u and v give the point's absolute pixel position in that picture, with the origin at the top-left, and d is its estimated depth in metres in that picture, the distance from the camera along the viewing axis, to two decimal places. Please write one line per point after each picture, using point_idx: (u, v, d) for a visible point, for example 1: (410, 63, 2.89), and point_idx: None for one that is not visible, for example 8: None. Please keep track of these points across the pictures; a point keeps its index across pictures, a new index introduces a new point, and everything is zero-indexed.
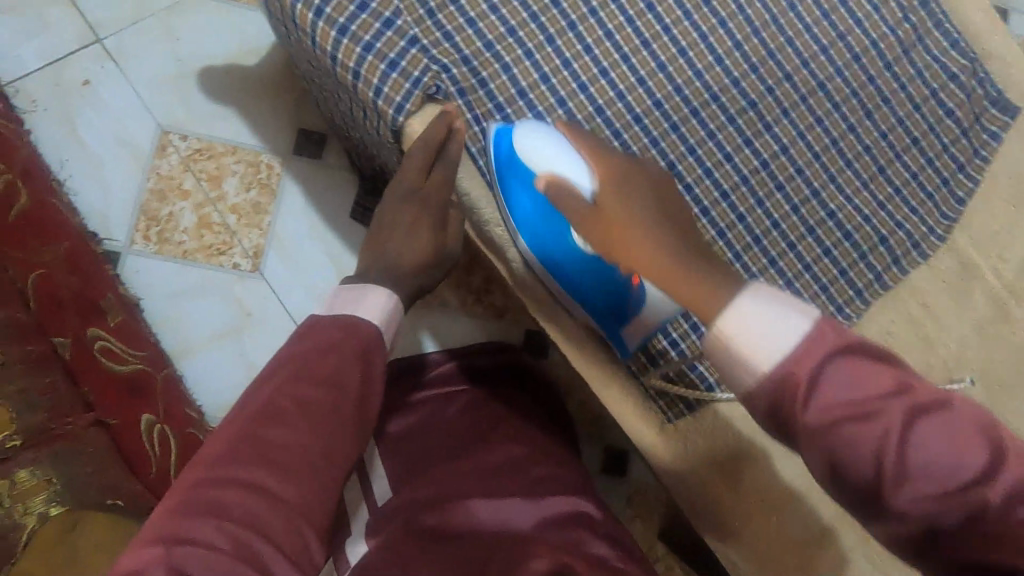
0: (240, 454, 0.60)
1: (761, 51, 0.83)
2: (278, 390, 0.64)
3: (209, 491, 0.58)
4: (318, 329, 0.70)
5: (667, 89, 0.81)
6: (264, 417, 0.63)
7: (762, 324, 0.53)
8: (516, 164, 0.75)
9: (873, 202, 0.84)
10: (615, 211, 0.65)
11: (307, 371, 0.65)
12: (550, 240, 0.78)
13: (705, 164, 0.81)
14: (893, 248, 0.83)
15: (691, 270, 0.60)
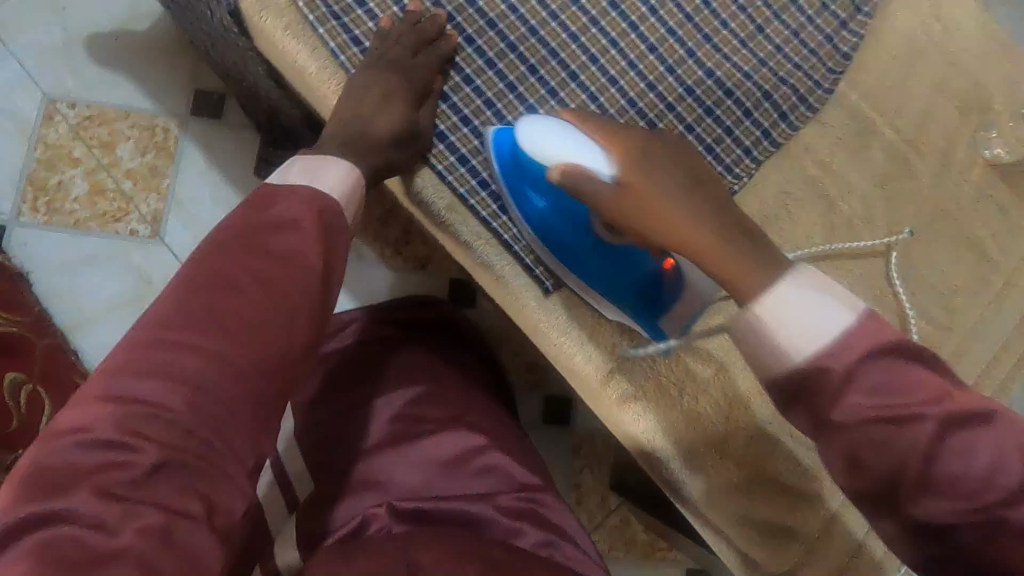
0: (143, 357, 0.51)
1: None
2: (225, 273, 0.56)
3: (149, 356, 0.51)
4: (256, 202, 0.60)
5: None
6: (165, 311, 0.54)
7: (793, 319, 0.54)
8: (524, 162, 0.68)
9: (753, 59, 0.80)
10: (661, 167, 0.63)
11: (273, 252, 0.57)
12: (570, 244, 0.70)
13: (570, 29, 0.76)
14: (779, 103, 0.79)
15: (724, 245, 0.59)
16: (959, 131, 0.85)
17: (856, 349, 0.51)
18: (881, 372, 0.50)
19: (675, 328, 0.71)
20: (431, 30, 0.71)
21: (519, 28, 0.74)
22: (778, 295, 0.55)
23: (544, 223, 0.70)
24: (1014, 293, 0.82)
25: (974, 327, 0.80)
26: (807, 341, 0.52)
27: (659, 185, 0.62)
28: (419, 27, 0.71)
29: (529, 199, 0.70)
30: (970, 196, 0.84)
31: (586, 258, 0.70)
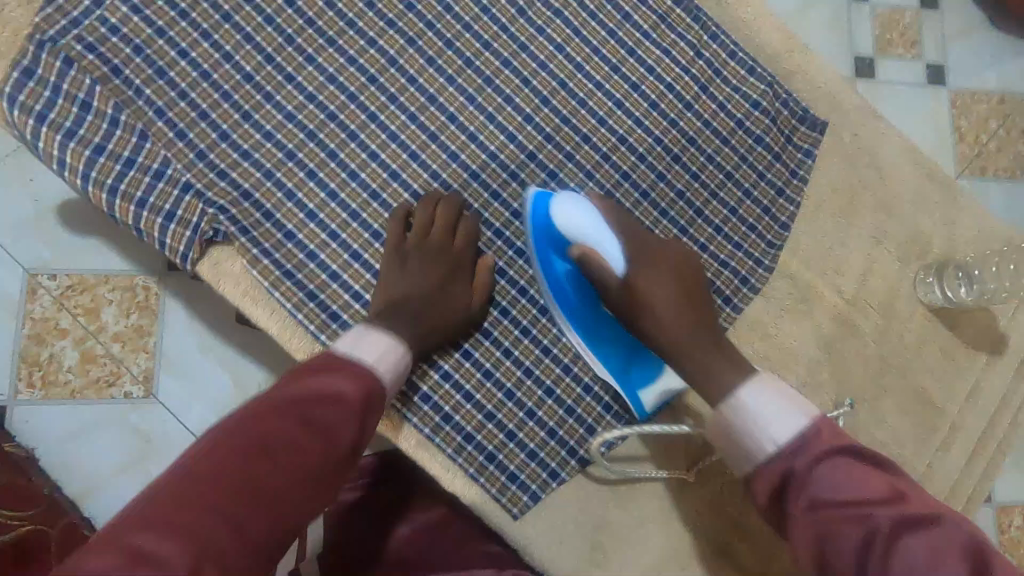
0: (183, 513, 0.51)
1: (554, 119, 0.83)
2: (262, 447, 0.57)
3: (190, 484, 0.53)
4: (301, 373, 0.63)
5: (464, 176, 0.80)
6: (197, 482, 0.53)
7: (761, 413, 0.65)
8: (555, 236, 0.76)
9: (695, 245, 0.84)
10: (658, 280, 0.75)
11: (310, 427, 0.60)
12: (576, 309, 0.78)
13: (515, 245, 0.80)
14: (722, 288, 0.84)
15: (709, 350, 0.72)
16: (898, 280, 0.89)
17: (808, 453, 0.62)
18: (834, 474, 0.60)
19: (653, 396, 0.79)
20: (449, 210, 0.77)
21: None
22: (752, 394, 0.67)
23: (555, 284, 0.78)
24: (959, 437, 0.86)
25: (922, 476, 0.85)
26: (768, 437, 0.64)
27: (656, 292, 0.75)
28: (437, 212, 0.76)
29: (547, 267, 0.77)
30: (914, 344, 0.88)
31: (583, 321, 0.78)
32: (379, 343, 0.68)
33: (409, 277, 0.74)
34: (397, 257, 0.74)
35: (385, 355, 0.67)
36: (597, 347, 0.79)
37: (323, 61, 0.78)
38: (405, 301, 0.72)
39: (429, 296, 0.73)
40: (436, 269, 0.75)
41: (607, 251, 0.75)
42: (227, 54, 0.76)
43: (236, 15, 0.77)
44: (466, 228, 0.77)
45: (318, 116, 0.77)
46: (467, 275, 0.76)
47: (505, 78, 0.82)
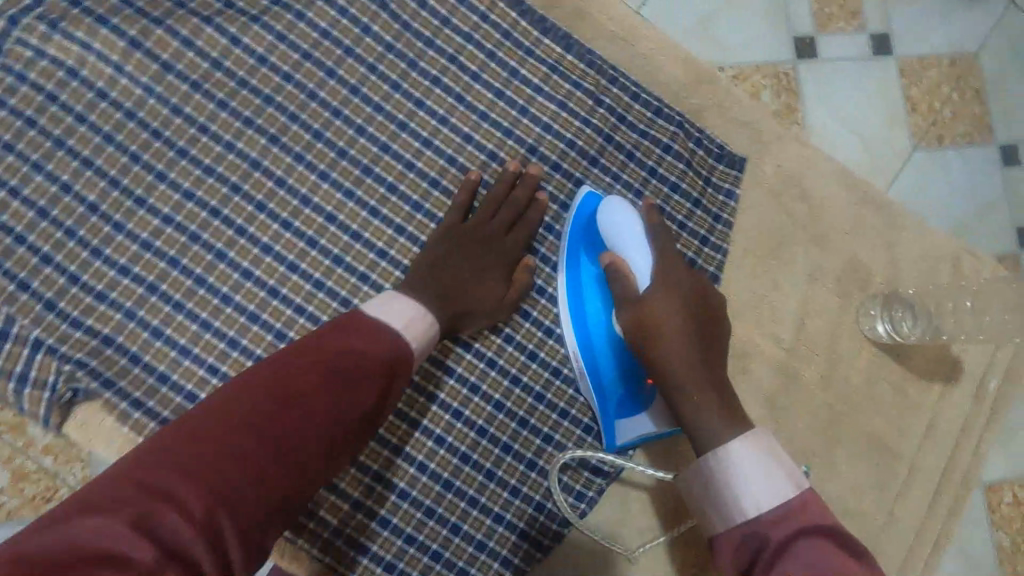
0: (173, 461, 0.49)
1: (446, 201, 0.75)
2: (278, 395, 0.54)
3: (196, 448, 0.50)
4: (332, 328, 0.59)
5: (352, 280, 0.72)
6: (224, 418, 0.52)
7: (744, 473, 0.60)
8: (592, 235, 0.75)
9: None
10: (705, 321, 0.69)
11: (332, 388, 0.55)
12: (591, 318, 0.73)
13: None
14: None
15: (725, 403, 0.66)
16: (841, 319, 0.83)
17: (784, 526, 0.56)
18: (809, 551, 0.53)
19: (628, 431, 0.73)
20: (523, 194, 0.75)
21: None
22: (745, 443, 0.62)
23: (578, 284, 0.74)
24: (918, 478, 0.82)
25: (884, 526, 0.80)
26: (750, 500, 0.59)
27: (688, 325, 0.68)
28: (512, 195, 0.75)
29: (575, 263, 0.75)
30: (864, 386, 0.82)
31: (594, 331, 0.73)
32: (404, 309, 0.63)
33: (460, 265, 0.71)
34: (488, 234, 0.73)
35: (411, 322, 0.63)
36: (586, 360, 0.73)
37: (176, 175, 0.70)
38: (434, 282, 0.68)
39: (467, 272, 0.71)
40: (486, 254, 0.72)
41: (638, 267, 0.71)
42: (66, 185, 0.68)
43: (71, 139, 0.69)
44: (531, 218, 0.75)
45: (179, 239, 0.70)
46: (507, 274, 0.73)
47: (386, 163, 0.75)
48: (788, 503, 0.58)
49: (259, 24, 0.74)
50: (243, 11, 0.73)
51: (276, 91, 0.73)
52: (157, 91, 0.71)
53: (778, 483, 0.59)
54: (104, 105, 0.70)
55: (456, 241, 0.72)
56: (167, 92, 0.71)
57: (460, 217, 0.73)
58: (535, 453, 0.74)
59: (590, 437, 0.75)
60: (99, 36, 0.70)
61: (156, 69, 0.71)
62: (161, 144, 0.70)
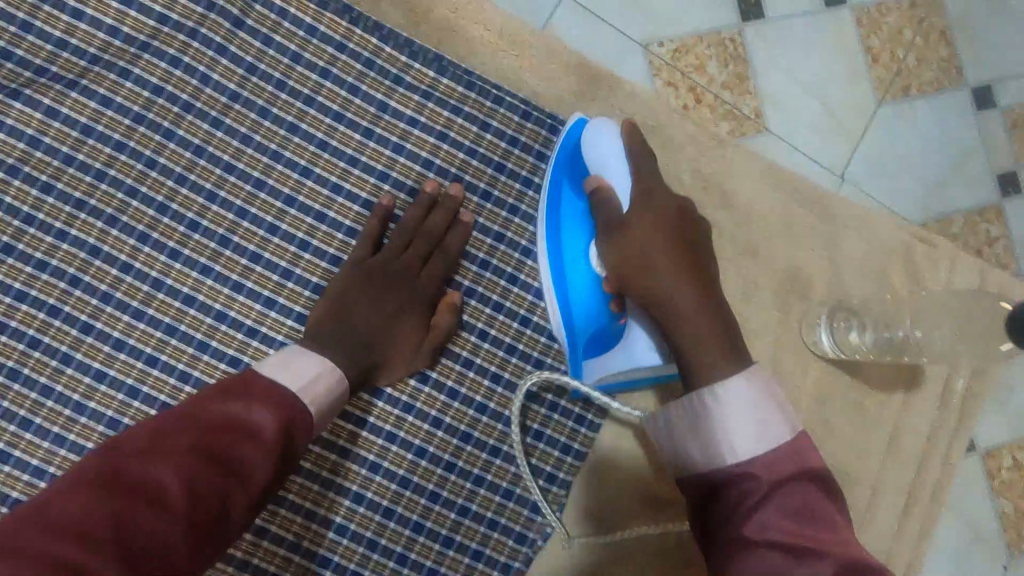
0: (28, 543, 0.41)
1: (319, 264, 0.68)
2: (167, 465, 0.46)
3: (57, 524, 0.42)
4: (220, 394, 0.52)
5: (221, 367, 0.65)
6: (104, 485, 0.44)
7: (740, 411, 0.55)
8: (578, 164, 0.69)
9: (527, 366, 0.71)
10: (689, 240, 0.63)
11: (225, 459, 0.48)
12: (576, 256, 0.69)
13: None
14: (570, 408, 0.71)
15: (714, 336, 0.59)
16: (782, 335, 0.74)
17: (774, 468, 0.51)
18: (795, 500, 0.49)
19: (600, 377, 0.69)
20: (438, 222, 0.68)
21: None
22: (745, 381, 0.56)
23: (558, 222, 0.70)
24: (882, 501, 0.74)
25: None
26: (734, 441, 0.53)
27: (669, 248, 0.62)
28: (427, 223, 0.68)
29: (562, 197, 0.70)
30: (814, 408, 0.74)
31: (576, 271, 0.69)
32: (308, 365, 0.56)
33: (372, 306, 0.65)
34: (395, 273, 0.67)
35: (316, 379, 0.56)
36: (559, 309, 0.69)
37: (4, 276, 0.63)
38: (347, 330, 0.63)
39: (379, 316, 0.65)
40: (398, 295, 0.66)
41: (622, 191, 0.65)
42: None
43: None
44: (448, 249, 0.68)
45: (17, 348, 0.62)
46: (425, 313, 0.67)
47: (246, 229, 0.67)
48: (781, 447, 0.53)
49: (76, 91, 0.65)
50: (56, 76, 0.65)
51: (108, 164, 0.65)
52: None
53: (771, 428, 0.53)
54: None
55: (364, 277, 0.66)
56: None
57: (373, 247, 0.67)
58: (450, 528, 0.68)
59: (512, 504, 0.69)
60: None
61: None
62: None
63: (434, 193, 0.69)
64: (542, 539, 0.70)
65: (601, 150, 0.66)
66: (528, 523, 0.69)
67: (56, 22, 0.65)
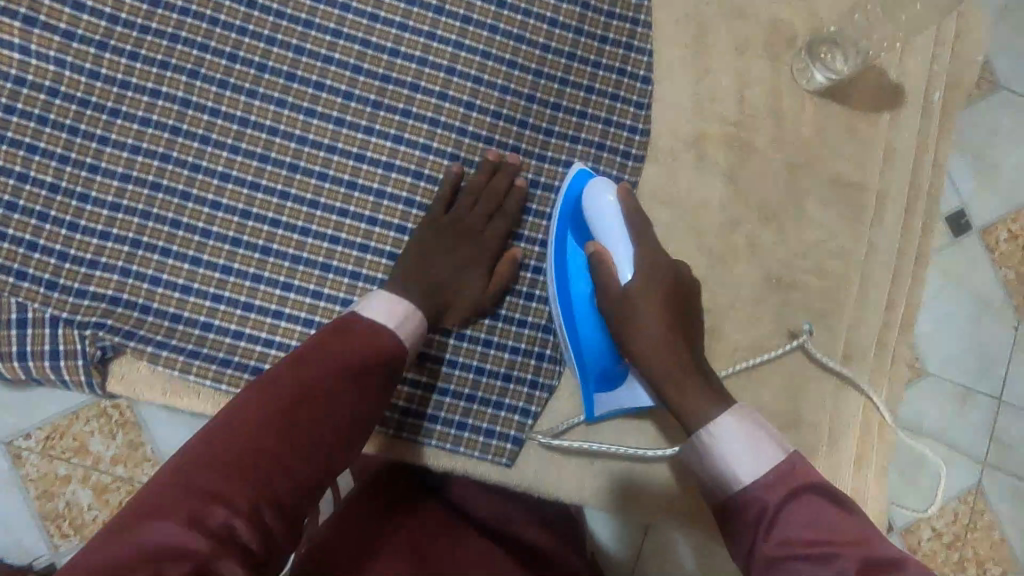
0: (259, 428, 0.54)
1: (374, 83, 0.78)
2: (306, 388, 0.58)
3: (276, 414, 0.56)
4: (337, 332, 0.62)
5: (313, 183, 0.76)
6: (280, 391, 0.57)
7: (736, 446, 0.61)
8: (581, 223, 0.77)
9: (566, 143, 0.81)
10: (687, 331, 0.74)
11: (354, 386, 0.60)
12: (585, 314, 0.76)
13: (393, 223, 0.77)
14: (609, 172, 0.82)
15: (704, 384, 0.69)
16: (778, 80, 0.85)
17: (776, 485, 0.58)
18: (801, 514, 0.55)
19: (606, 405, 0.77)
20: (502, 183, 0.78)
21: (352, 253, 0.76)
22: (735, 416, 0.63)
23: (565, 279, 0.76)
24: (888, 204, 0.86)
25: (866, 257, 0.85)
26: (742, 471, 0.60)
27: (641, 301, 0.72)
28: (491, 184, 0.78)
29: (567, 248, 0.77)
30: (815, 136, 0.85)
31: (580, 306, 0.76)
32: (396, 306, 0.66)
33: (437, 254, 0.74)
34: (471, 229, 0.76)
35: (406, 319, 0.66)
36: (574, 344, 0.76)
37: (118, 135, 0.73)
38: (417, 273, 0.72)
39: (459, 276, 0.75)
40: (467, 250, 0.76)
41: (617, 251, 0.75)
42: (22, 175, 0.72)
43: (9, 132, 0.72)
44: (506, 208, 0.78)
45: (142, 193, 0.73)
46: (487, 266, 0.77)
47: (307, 65, 0.77)
48: (774, 461, 0.59)
49: None
50: None
51: (179, 28, 0.75)
52: (69, 61, 0.72)
53: (764, 450, 0.60)
54: (26, 90, 0.72)
55: (441, 236, 0.75)
56: (78, 60, 0.73)
57: (442, 211, 0.77)
58: (529, 285, 0.79)
59: None
60: None
61: (60, 41, 0.72)
62: (92, 111, 0.73)
63: (500, 157, 0.79)
64: None
65: (602, 219, 0.75)
66: None
67: None
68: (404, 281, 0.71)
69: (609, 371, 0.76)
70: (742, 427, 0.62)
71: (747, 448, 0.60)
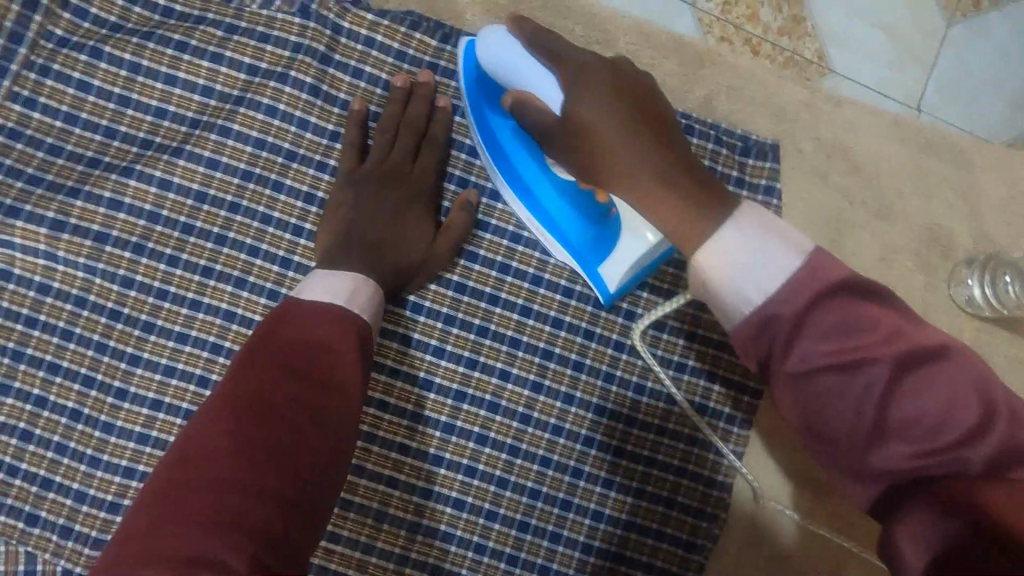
0: (218, 456, 0.44)
1: (447, 293, 0.66)
2: (259, 401, 0.47)
3: (234, 434, 0.45)
4: (279, 320, 0.52)
5: (371, 412, 0.65)
6: (237, 406, 0.46)
7: (737, 260, 0.46)
8: (486, 80, 0.62)
9: (670, 370, 0.67)
10: (622, 102, 0.51)
11: (305, 372, 0.48)
12: (515, 159, 0.64)
13: (461, 463, 0.65)
14: (721, 409, 0.67)
15: (669, 171, 0.49)
16: (930, 298, 0.70)
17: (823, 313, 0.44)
18: (910, 381, 0.43)
19: (616, 274, 0.64)
20: (419, 110, 0.65)
21: (411, 499, 0.64)
22: (733, 224, 0.46)
23: (520, 176, 0.64)
24: None
25: None
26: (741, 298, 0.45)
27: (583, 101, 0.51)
28: (407, 114, 0.65)
29: (491, 126, 0.63)
30: None
31: (552, 203, 0.64)
32: (345, 284, 0.56)
33: (368, 215, 0.63)
34: (396, 173, 0.64)
35: (353, 293, 0.55)
36: (562, 241, 0.65)
37: (151, 353, 0.63)
38: (353, 245, 0.61)
39: (400, 235, 0.63)
40: (414, 214, 0.64)
41: (545, 93, 0.54)
42: (42, 398, 0.62)
43: (29, 348, 0.62)
44: (434, 137, 0.65)
45: (173, 423, 0.62)
46: (425, 203, 0.65)
47: None
48: (795, 277, 0.44)
49: (184, 157, 0.63)
50: (163, 147, 0.63)
51: (226, 226, 0.64)
52: (100, 268, 0.62)
53: (778, 255, 0.45)
54: (51, 300, 0.62)
55: (369, 187, 0.63)
56: (111, 266, 0.62)
57: (357, 159, 0.65)
58: (619, 544, 0.66)
59: (677, 513, 0.66)
60: (18, 230, 0.61)
61: (92, 245, 0.62)
62: (123, 325, 0.62)
63: (433, 104, 0.65)
64: (712, 543, 0.67)
65: (507, 62, 0.56)
66: (695, 530, 0.67)
67: (152, 90, 0.63)
68: (324, 247, 0.61)
69: (578, 229, 0.64)
70: (744, 228, 0.46)
71: (753, 270, 0.45)
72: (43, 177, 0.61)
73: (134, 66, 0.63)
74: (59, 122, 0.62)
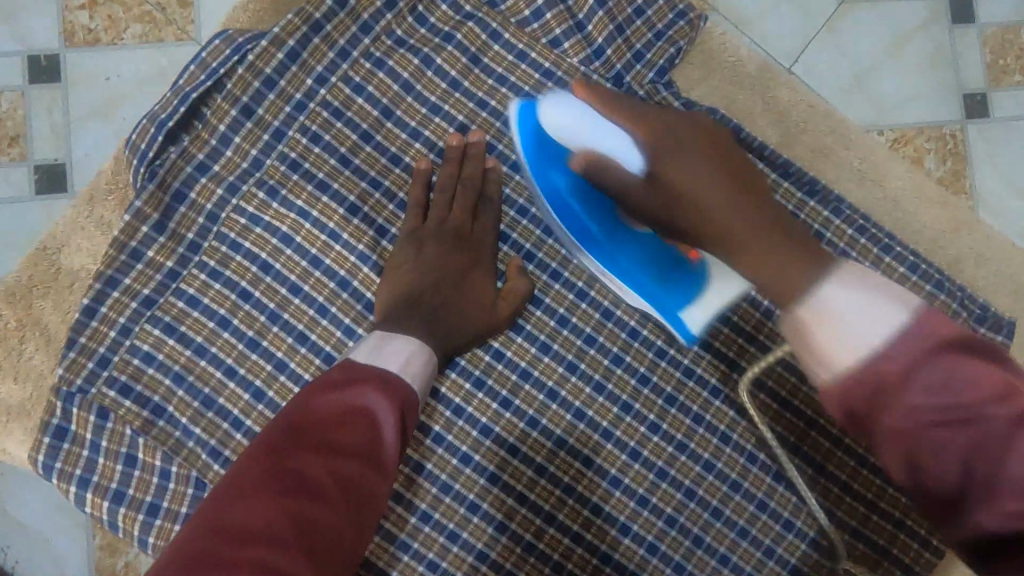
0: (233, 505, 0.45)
1: (674, 373, 0.67)
2: (300, 472, 0.46)
3: (238, 493, 0.45)
4: (327, 385, 0.51)
5: (575, 465, 0.66)
6: (269, 462, 0.47)
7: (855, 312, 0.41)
8: (550, 147, 0.60)
9: (861, 506, 0.67)
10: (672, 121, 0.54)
11: (331, 440, 0.47)
12: (572, 205, 0.62)
13: (646, 539, 0.66)
14: (901, 559, 0.67)
15: (766, 227, 0.47)
16: None
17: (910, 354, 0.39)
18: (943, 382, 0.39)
19: (701, 318, 0.61)
20: (475, 172, 0.65)
21: (591, 559, 0.66)
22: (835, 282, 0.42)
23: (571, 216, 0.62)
24: None
25: None
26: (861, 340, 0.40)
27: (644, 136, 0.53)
28: (464, 175, 0.65)
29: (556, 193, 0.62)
30: None
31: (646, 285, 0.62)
32: (393, 349, 0.55)
33: (433, 269, 0.62)
34: (452, 234, 0.64)
35: (409, 361, 0.55)
36: (637, 290, 0.63)
37: None
38: (421, 297, 0.61)
39: (460, 298, 0.62)
40: (478, 274, 0.64)
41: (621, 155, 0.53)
42: (282, 363, 0.63)
43: (286, 313, 0.63)
44: (490, 198, 0.65)
45: None
46: (487, 266, 0.65)
47: (610, 333, 0.67)
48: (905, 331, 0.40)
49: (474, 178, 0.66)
50: None
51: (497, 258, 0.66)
52: (373, 259, 0.64)
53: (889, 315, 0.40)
54: (319, 274, 0.64)
55: (440, 239, 0.63)
56: (382, 260, 0.64)
57: (443, 207, 0.65)
58: None
59: None
60: (319, 203, 0.64)
61: (373, 236, 0.64)
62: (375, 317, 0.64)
63: (486, 168, 0.65)
64: None
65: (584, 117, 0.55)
66: None
67: (462, 108, 0.66)
68: (389, 304, 0.61)
69: (654, 285, 0.61)
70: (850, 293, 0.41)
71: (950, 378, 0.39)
72: (351, 160, 0.64)
73: (456, 82, 0.66)
74: (376, 113, 0.65)
